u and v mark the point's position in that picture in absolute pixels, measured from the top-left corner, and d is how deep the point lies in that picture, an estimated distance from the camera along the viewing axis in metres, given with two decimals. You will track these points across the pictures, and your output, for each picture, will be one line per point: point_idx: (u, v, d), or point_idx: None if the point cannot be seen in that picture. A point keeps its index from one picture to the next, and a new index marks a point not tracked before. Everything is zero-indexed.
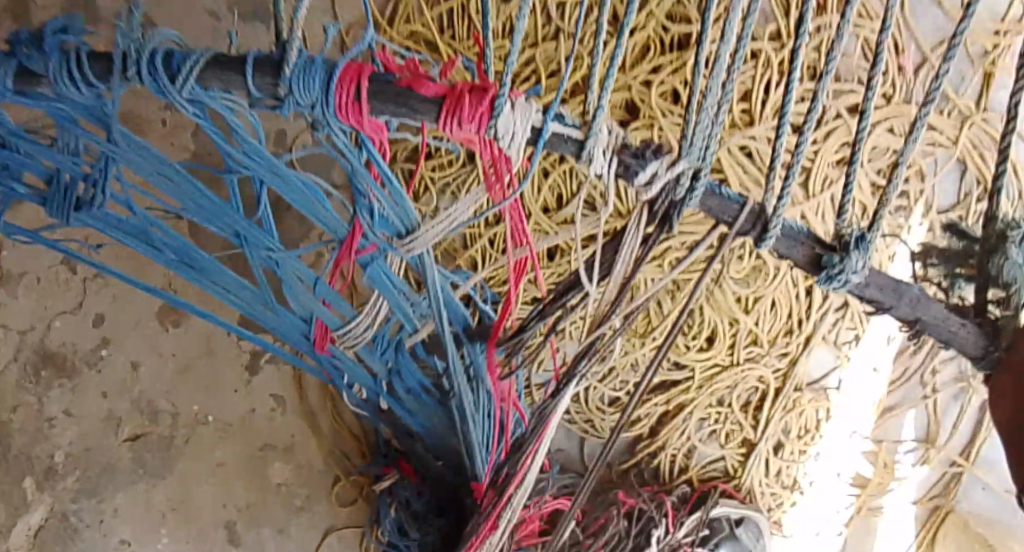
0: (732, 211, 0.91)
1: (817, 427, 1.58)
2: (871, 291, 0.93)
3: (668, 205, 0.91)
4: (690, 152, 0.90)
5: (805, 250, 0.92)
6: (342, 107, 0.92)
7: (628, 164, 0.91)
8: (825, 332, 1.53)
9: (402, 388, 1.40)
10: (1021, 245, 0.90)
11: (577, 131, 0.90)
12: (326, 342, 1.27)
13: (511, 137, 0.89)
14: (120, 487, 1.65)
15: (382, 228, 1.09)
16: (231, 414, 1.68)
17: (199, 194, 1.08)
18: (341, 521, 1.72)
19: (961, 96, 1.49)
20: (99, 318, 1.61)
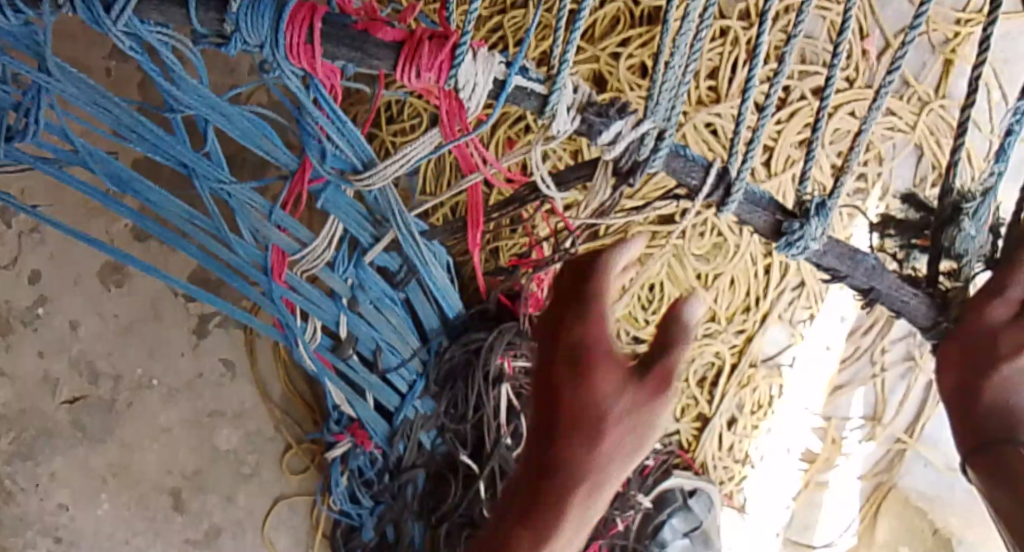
0: (699, 173, 0.87)
1: (770, 403, 1.60)
2: (829, 259, 0.90)
3: (634, 163, 0.87)
4: (654, 111, 0.85)
5: (767, 217, 0.88)
6: (292, 48, 0.86)
7: (593, 123, 0.86)
8: (781, 311, 1.55)
9: (365, 303, 1.37)
10: (975, 216, 0.87)
11: (541, 85, 0.85)
12: (283, 270, 1.25)
13: (472, 89, 0.85)
14: (58, 451, 1.60)
15: (335, 164, 1.13)
16: (178, 379, 1.63)
17: (142, 125, 1.03)
18: (291, 488, 1.68)
19: (920, 83, 1.53)
20: (34, 276, 1.58)
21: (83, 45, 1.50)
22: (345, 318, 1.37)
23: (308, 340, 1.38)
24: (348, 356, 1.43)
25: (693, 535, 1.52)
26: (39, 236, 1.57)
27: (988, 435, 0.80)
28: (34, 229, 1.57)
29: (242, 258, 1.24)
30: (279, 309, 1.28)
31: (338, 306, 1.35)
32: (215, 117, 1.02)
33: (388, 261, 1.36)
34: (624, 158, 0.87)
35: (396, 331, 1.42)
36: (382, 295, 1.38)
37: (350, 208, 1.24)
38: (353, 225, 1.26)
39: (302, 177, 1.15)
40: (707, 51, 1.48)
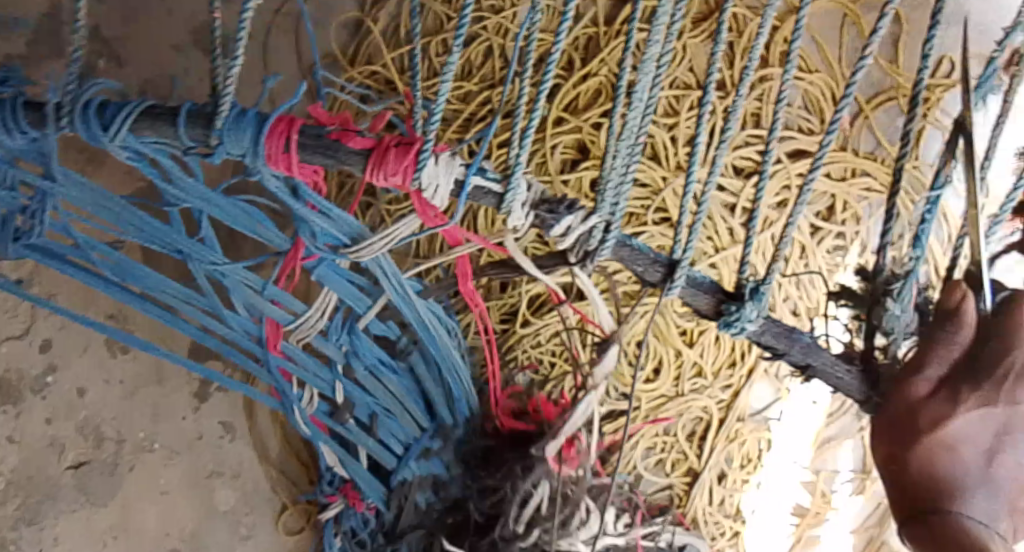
0: (646, 261, 0.92)
1: (759, 456, 1.63)
2: (766, 337, 0.93)
3: (584, 253, 0.92)
4: (600, 207, 0.90)
5: (709, 300, 0.92)
6: (271, 157, 0.93)
7: (545, 219, 0.91)
8: (767, 366, 1.59)
9: (361, 369, 1.37)
10: (899, 298, 0.90)
11: (497, 184, 0.91)
12: (277, 342, 1.27)
13: (435, 190, 0.91)
14: (62, 514, 1.62)
15: (326, 240, 1.12)
16: (179, 440, 1.67)
17: (143, 218, 1.10)
18: (287, 549, 1.73)
19: (893, 145, 1.58)
20: (45, 344, 1.60)
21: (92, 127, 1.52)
22: (341, 385, 1.37)
23: (305, 405, 1.40)
24: (347, 420, 1.42)
25: None
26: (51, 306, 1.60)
27: (919, 504, 0.82)
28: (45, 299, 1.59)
29: (239, 332, 1.26)
30: (275, 379, 1.30)
31: (334, 373, 1.36)
32: (212, 211, 1.06)
33: (385, 330, 1.38)
34: (575, 247, 0.92)
35: (394, 396, 1.41)
36: (379, 362, 1.38)
37: (346, 282, 1.21)
38: (353, 298, 1.22)
39: (296, 254, 1.14)
40: (686, 119, 1.55)
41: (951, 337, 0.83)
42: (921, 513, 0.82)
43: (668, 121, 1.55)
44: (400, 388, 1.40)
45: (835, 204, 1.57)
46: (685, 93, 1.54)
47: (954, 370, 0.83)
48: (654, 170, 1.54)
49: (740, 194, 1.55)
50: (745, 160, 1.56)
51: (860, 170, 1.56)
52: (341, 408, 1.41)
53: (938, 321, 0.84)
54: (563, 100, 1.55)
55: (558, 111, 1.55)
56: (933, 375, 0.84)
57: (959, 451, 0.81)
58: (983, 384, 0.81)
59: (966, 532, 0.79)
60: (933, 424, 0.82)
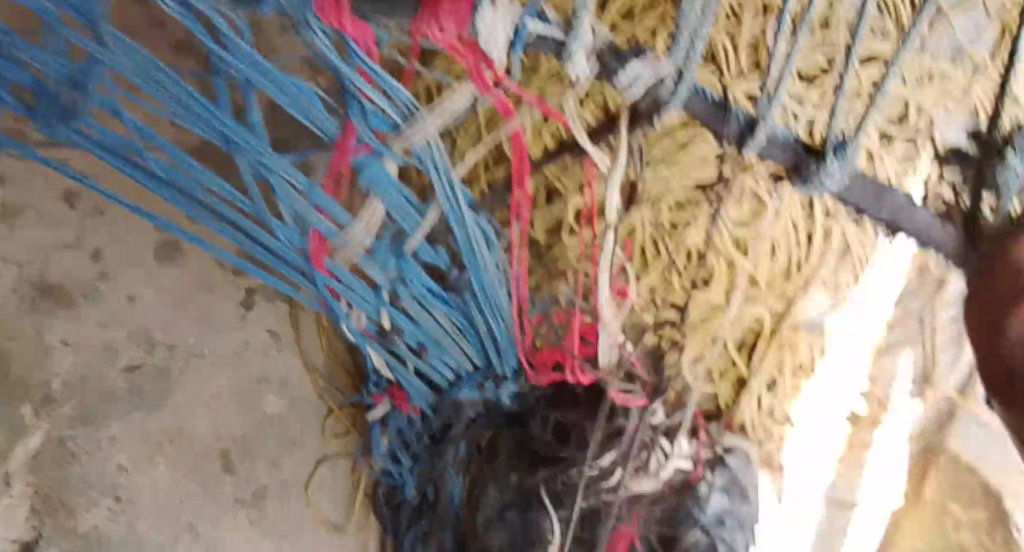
0: (693, 103, 1.03)
1: (812, 364, 1.59)
2: (801, 178, 1.14)
3: (638, 93, 1.07)
4: (661, 43, 0.95)
5: (787, 152, 1.19)
6: (319, 3, 0.98)
7: (603, 59, 1.02)
8: (824, 275, 1.54)
9: (409, 297, 1.40)
10: (943, 136, 1.10)
11: (560, 33, 1.04)
12: (322, 255, 1.26)
13: (481, 37, 0.97)
14: (116, 417, 1.63)
15: (376, 125, 1.15)
16: (227, 347, 1.69)
17: (191, 96, 1.06)
18: (332, 451, 1.76)
19: (975, 48, 1.47)
20: (96, 252, 1.60)
21: (142, 23, 1.51)
22: (387, 310, 1.40)
23: (354, 321, 1.43)
24: (395, 342, 1.47)
25: (730, 492, 1.52)
26: (99, 214, 1.60)
27: None
28: (99, 210, 1.60)
29: (284, 242, 1.26)
30: (321, 294, 1.30)
31: (380, 298, 1.39)
32: (263, 84, 1.06)
33: (434, 257, 1.38)
34: (634, 89, 1.08)
35: (443, 329, 1.45)
36: (427, 291, 1.40)
37: (391, 189, 1.26)
38: (401, 212, 1.29)
39: (345, 144, 1.15)
40: (750, 28, 1.46)
41: None
42: None
43: (730, 29, 1.47)
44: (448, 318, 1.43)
45: (907, 112, 1.48)
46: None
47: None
48: (716, 73, 1.44)
49: (807, 99, 1.46)
50: (811, 68, 1.47)
51: (936, 75, 1.47)
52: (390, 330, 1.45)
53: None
54: (618, 4, 1.47)
55: (613, 17, 1.46)
56: None
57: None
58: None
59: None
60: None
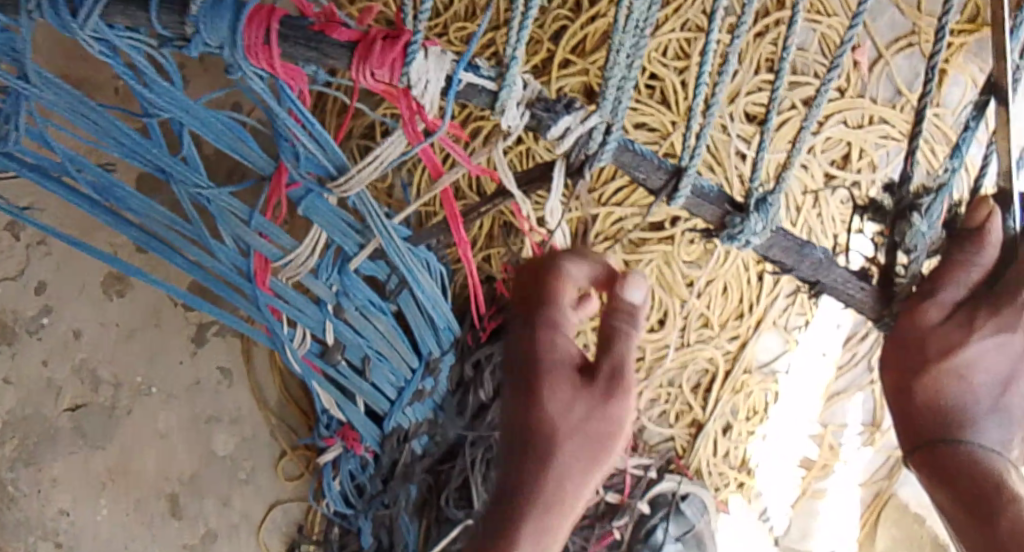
0: (649, 167, 0.88)
1: (765, 409, 1.58)
2: (774, 252, 0.92)
3: (583, 157, 0.87)
4: (602, 105, 0.85)
5: (715, 211, 0.88)
6: (250, 48, 0.87)
7: (541, 118, 0.86)
8: (775, 316, 1.53)
9: (351, 309, 1.36)
10: (927, 213, 0.88)
11: (492, 82, 0.86)
12: (265, 276, 1.27)
13: (425, 86, 0.85)
14: (59, 455, 1.62)
15: (308, 167, 1.13)
16: (176, 384, 1.65)
17: (119, 128, 1.05)
18: (288, 494, 1.71)
19: (913, 92, 1.52)
20: (40, 286, 1.59)
21: (90, 62, 1.53)
22: (332, 325, 1.36)
23: (297, 345, 1.40)
24: (338, 362, 1.43)
25: (685, 539, 1.51)
26: (45, 248, 1.59)
27: (922, 436, 0.86)
28: (42, 240, 1.59)
29: (227, 264, 1.27)
30: (263, 314, 1.30)
31: (324, 311, 1.35)
32: (189, 119, 1.02)
33: (374, 269, 1.34)
34: (572, 153, 0.87)
35: (385, 338, 1.41)
36: (369, 303, 1.37)
37: (334, 216, 1.22)
38: (339, 233, 1.24)
39: (280, 180, 1.14)
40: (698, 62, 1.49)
41: (973, 258, 0.85)
42: (928, 445, 0.85)
43: (679, 64, 1.50)
44: (389, 328, 1.39)
45: (850, 152, 1.51)
46: (697, 35, 1.49)
47: (969, 294, 0.85)
48: (662, 115, 1.48)
49: (751, 138, 1.50)
50: (755, 106, 1.50)
51: (877, 117, 1.51)
52: (332, 348, 1.41)
53: (962, 237, 0.85)
54: (570, 42, 1.49)
55: (564, 53, 1.49)
56: (948, 298, 0.86)
57: (969, 381, 0.84)
58: (999, 310, 0.83)
59: (976, 466, 0.82)
60: (943, 352, 0.85)
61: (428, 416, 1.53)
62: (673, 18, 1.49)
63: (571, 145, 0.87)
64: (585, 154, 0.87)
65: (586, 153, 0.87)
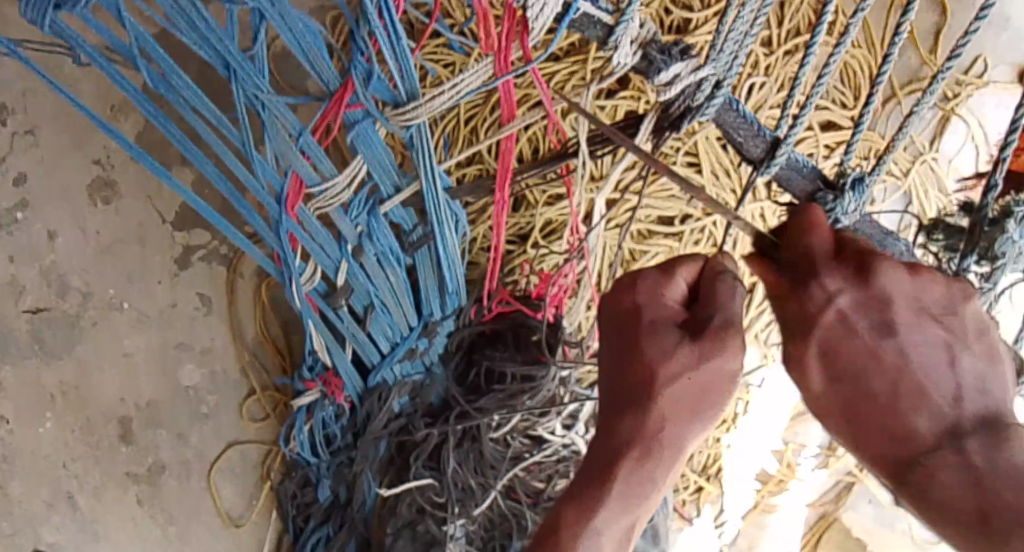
0: (747, 132, 1.00)
1: (733, 418, 1.67)
2: (861, 236, 1.07)
3: (687, 107, 0.98)
4: (717, 60, 0.95)
5: (805, 186, 1.02)
6: None
7: (654, 59, 0.96)
8: (757, 330, 1.65)
9: (369, 254, 1.35)
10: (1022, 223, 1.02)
11: (608, 16, 0.94)
12: (297, 202, 1.23)
13: (541, 8, 0.93)
14: (9, 360, 1.54)
15: (376, 91, 1.11)
16: (151, 306, 1.59)
17: (197, 10, 1.03)
18: (247, 436, 1.65)
19: (918, 134, 1.64)
20: (21, 177, 1.52)
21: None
22: (346, 266, 1.34)
23: (304, 281, 1.36)
24: (339, 307, 1.40)
25: (644, 528, 1.53)
26: (32, 139, 1.52)
27: None
28: (30, 130, 1.52)
29: (259, 183, 1.22)
30: (283, 241, 1.26)
31: (342, 251, 1.33)
32: (273, 13, 1.02)
33: (403, 217, 1.35)
34: (680, 101, 0.99)
35: (393, 291, 1.40)
36: (388, 251, 1.36)
37: (380, 150, 1.23)
38: (381, 172, 1.25)
39: (342, 97, 1.10)
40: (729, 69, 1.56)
41: None
42: None
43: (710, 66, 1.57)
44: (399, 281, 1.39)
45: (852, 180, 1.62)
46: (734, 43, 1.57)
47: None
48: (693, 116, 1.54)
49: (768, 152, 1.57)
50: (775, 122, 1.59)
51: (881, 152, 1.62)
52: (339, 291, 1.38)
53: None
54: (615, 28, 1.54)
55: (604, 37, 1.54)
56: None
57: None
58: None
59: None
60: None
61: (416, 378, 1.52)
62: (713, 21, 1.55)
63: (682, 92, 0.98)
64: (691, 103, 0.98)
65: (692, 103, 0.98)
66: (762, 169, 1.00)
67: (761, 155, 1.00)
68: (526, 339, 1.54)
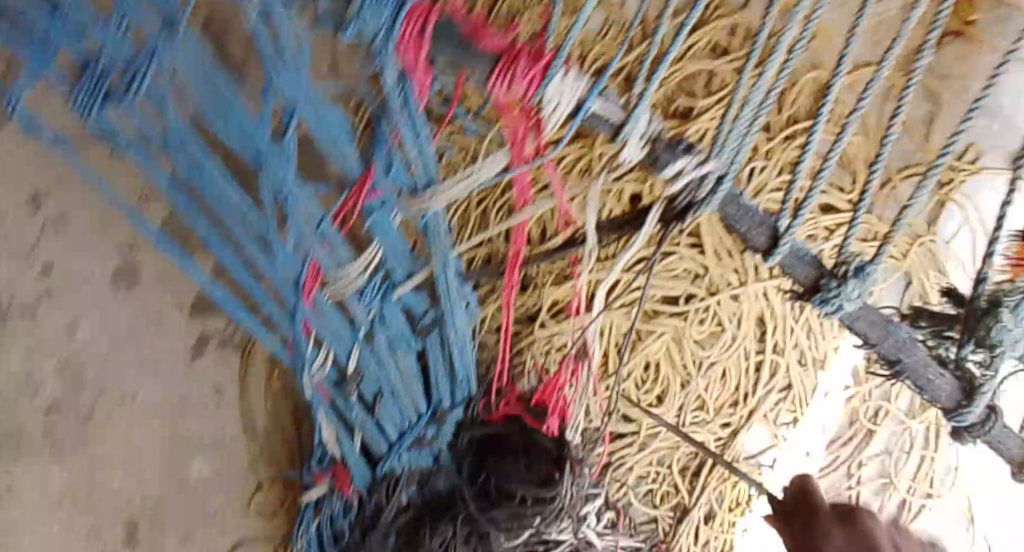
0: (749, 222, 1.05)
1: (746, 501, 1.64)
2: (861, 324, 1.07)
3: (691, 200, 1.03)
4: (720, 155, 1.02)
5: (810, 273, 1.05)
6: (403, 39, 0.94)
7: (659, 153, 1.02)
8: (766, 409, 1.59)
9: (381, 339, 1.36)
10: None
11: (617, 114, 1.00)
12: (315, 287, 1.26)
13: (557, 105, 0.99)
14: (21, 459, 1.50)
15: (395, 180, 1.14)
16: (163, 399, 1.58)
17: (231, 107, 1.06)
18: (253, 535, 1.63)
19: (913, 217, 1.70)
20: (45, 268, 1.50)
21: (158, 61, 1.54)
22: (359, 350, 1.35)
23: (316, 368, 1.36)
24: (351, 393, 1.40)
25: None
26: (56, 230, 1.50)
27: None
28: (56, 219, 1.50)
29: (277, 269, 1.24)
30: (299, 327, 1.28)
31: (355, 337, 1.34)
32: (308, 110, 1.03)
33: (416, 303, 1.35)
34: (684, 192, 1.03)
35: (403, 377, 1.41)
36: (400, 336, 1.37)
37: (396, 238, 1.25)
38: (393, 255, 1.27)
39: (361, 188, 1.15)
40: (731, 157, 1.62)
41: None
42: None
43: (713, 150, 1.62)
44: (411, 366, 1.40)
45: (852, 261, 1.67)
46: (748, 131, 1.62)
47: None
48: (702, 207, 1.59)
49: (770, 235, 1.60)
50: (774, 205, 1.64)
51: (877, 234, 1.69)
52: (351, 378, 1.39)
53: None
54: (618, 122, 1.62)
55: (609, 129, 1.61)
56: None
57: None
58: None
59: None
60: None
61: (423, 466, 1.50)
62: (715, 108, 1.61)
63: (685, 188, 1.02)
64: (692, 198, 1.03)
65: (693, 196, 1.03)
66: (769, 256, 1.05)
67: (765, 245, 1.05)
68: (536, 441, 1.52)
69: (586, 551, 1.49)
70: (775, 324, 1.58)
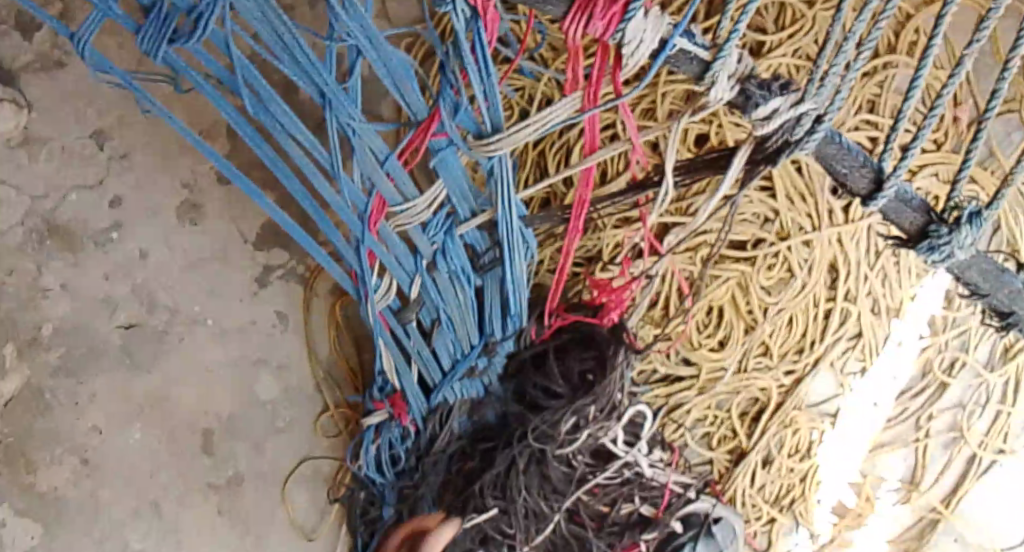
0: (852, 163, 0.98)
1: (808, 448, 1.60)
2: (970, 272, 1.04)
3: (786, 142, 0.96)
4: (816, 96, 0.93)
5: (917, 218, 1.00)
6: None
7: (753, 95, 0.94)
8: (833, 358, 1.56)
9: (442, 271, 1.37)
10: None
11: (704, 52, 0.92)
12: (379, 220, 1.27)
13: (637, 45, 0.91)
14: (102, 371, 1.61)
15: (461, 121, 1.15)
16: (232, 321, 1.66)
17: (300, 47, 1.08)
18: (320, 450, 1.72)
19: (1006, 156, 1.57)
20: (117, 200, 1.60)
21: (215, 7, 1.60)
22: (420, 281, 1.37)
23: (378, 299, 1.39)
24: (410, 321, 1.43)
25: None
26: (127, 164, 1.60)
27: None
28: (125, 155, 1.60)
29: (344, 201, 1.26)
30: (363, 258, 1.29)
31: (417, 266, 1.36)
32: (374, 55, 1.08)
33: (477, 238, 1.37)
34: (779, 135, 0.96)
35: (461, 308, 1.42)
36: (460, 271, 1.38)
37: (460, 177, 1.26)
38: (458, 194, 1.28)
39: (427, 126, 1.15)
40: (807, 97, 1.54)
41: None
42: None
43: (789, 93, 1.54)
44: (468, 300, 1.41)
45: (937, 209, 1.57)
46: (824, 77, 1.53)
47: None
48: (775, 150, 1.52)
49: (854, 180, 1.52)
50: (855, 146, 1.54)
51: (968, 178, 1.56)
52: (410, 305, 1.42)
53: None
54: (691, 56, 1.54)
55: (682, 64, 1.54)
56: None
57: None
58: None
59: None
60: None
61: (474, 396, 1.52)
62: (787, 44, 1.52)
63: (782, 128, 0.95)
64: (794, 138, 0.95)
65: (795, 138, 0.95)
66: (870, 202, 0.99)
67: (866, 190, 0.99)
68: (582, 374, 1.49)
69: (638, 488, 1.50)
70: (848, 271, 1.53)
